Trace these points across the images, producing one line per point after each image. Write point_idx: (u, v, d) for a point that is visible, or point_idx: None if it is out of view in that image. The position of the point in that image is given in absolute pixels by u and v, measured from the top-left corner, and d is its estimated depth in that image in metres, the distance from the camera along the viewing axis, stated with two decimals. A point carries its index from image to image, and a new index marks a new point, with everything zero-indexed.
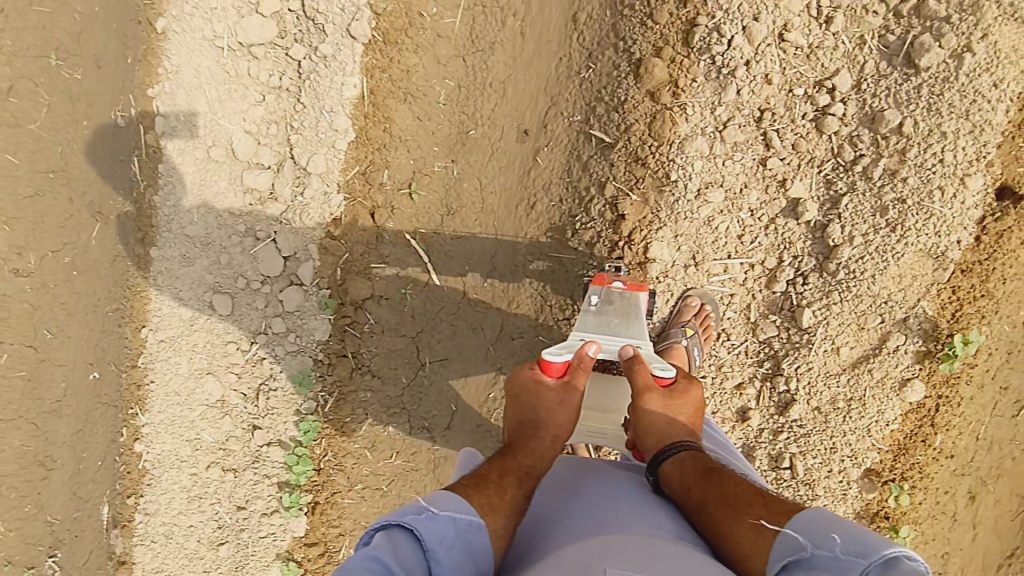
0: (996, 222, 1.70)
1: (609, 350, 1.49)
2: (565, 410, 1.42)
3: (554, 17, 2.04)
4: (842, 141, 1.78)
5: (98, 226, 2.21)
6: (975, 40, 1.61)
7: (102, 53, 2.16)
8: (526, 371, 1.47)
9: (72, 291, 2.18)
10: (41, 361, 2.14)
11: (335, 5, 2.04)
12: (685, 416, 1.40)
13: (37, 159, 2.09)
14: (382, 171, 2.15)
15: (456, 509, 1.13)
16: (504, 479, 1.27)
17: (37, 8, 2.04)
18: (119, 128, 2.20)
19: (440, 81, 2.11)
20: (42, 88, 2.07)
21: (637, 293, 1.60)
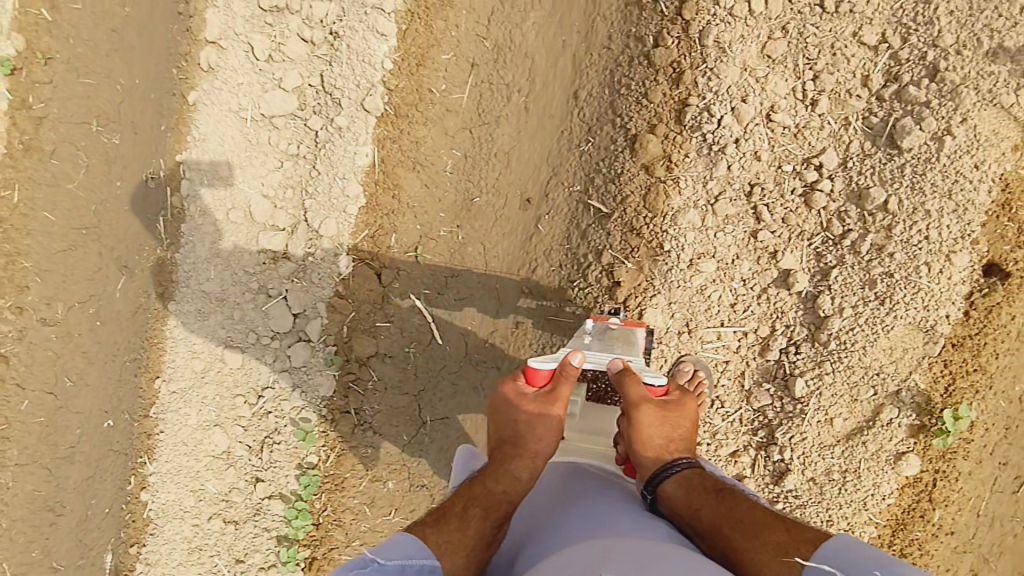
0: (985, 298, 1.72)
1: (596, 361, 1.45)
2: (544, 423, 1.39)
3: (556, 94, 2.17)
4: (830, 215, 1.84)
5: (123, 279, 2.32)
6: (955, 124, 1.68)
7: (138, 120, 2.33)
8: (508, 385, 1.47)
9: (93, 340, 2.28)
10: (59, 408, 2.23)
11: (351, 81, 2.18)
12: (681, 429, 1.41)
13: (71, 217, 2.23)
14: (390, 235, 2.25)
15: (404, 555, 1.14)
16: (468, 511, 1.28)
17: (83, 80, 2.23)
18: (147, 190, 2.34)
19: (447, 151, 2.23)
20: (82, 151, 2.24)
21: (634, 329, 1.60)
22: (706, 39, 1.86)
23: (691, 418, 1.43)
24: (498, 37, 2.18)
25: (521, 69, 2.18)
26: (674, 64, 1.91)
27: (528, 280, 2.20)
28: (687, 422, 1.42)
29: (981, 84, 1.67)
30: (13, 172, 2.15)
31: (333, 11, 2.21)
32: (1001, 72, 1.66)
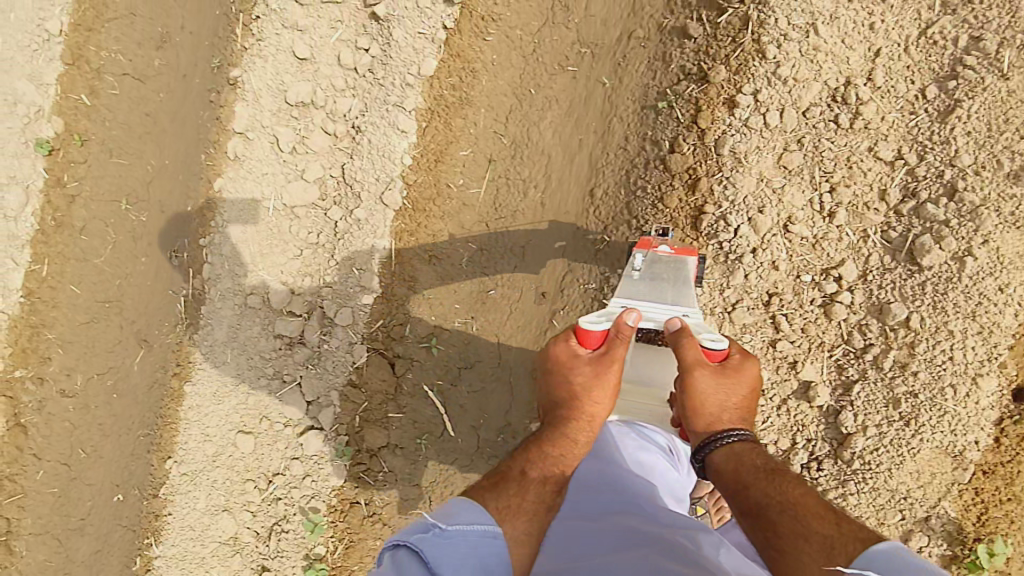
0: (1016, 424, 1.65)
1: (653, 319, 1.49)
2: (599, 384, 1.41)
3: (572, 191, 2.18)
4: (850, 327, 1.79)
5: (142, 351, 2.42)
6: (975, 245, 1.65)
7: (166, 198, 2.43)
8: (561, 345, 1.46)
9: (109, 413, 2.41)
10: (72, 479, 2.40)
11: (372, 175, 2.24)
12: (736, 397, 1.39)
13: (97, 290, 2.40)
14: (404, 325, 2.26)
15: (468, 520, 1.19)
16: (526, 475, 1.34)
17: (116, 160, 2.42)
18: (170, 267, 2.42)
19: (464, 243, 2.24)
20: (111, 228, 2.41)
21: (685, 258, 1.60)
22: (722, 149, 1.87)
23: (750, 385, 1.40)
24: (515, 133, 2.22)
25: (538, 165, 2.21)
26: (690, 171, 1.92)
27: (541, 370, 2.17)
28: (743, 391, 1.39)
29: (1003, 205, 1.64)
30: (46, 246, 2.38)
31: (356, 107, 2.28)
32: (1023, 195, 1.63)
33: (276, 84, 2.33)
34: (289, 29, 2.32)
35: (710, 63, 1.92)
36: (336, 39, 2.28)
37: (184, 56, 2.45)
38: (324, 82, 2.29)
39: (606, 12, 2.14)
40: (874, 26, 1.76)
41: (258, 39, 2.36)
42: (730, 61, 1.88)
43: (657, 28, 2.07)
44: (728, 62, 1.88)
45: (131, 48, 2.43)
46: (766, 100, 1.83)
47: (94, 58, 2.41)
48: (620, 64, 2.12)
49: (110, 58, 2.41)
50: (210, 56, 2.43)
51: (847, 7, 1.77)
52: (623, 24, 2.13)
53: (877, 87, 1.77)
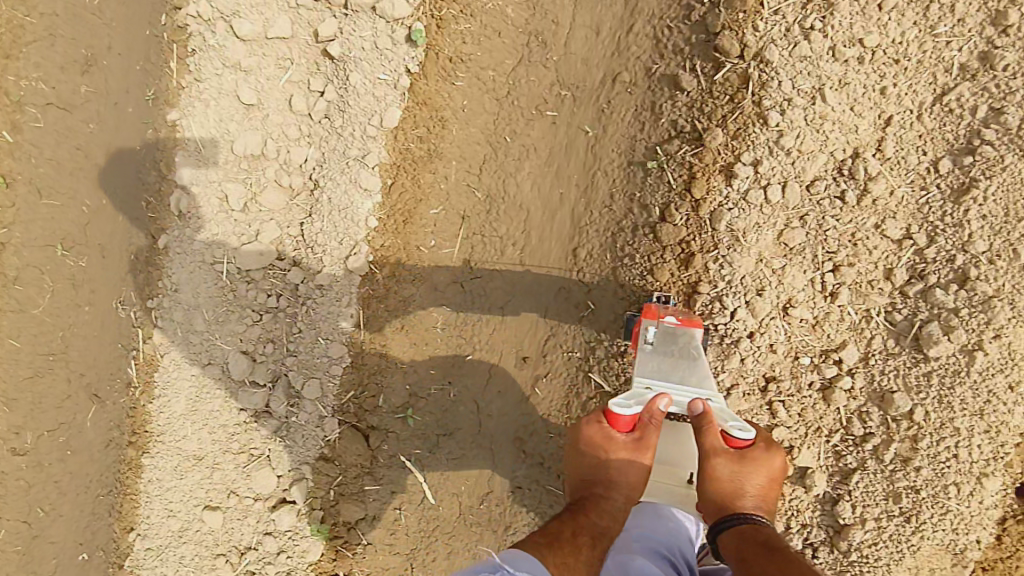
0: (1018, 522, 1.62)
1: (678, 403, 1.38)
2: (635, 468, 1.36)
3: (553, 249, 1.96)
4: (850, 414, 1.69)
5: (94, 407, 2.19)
6: (987, 339, 1.55)
7: (108, 242, 2.17)
8: (592, 427, 1.40)
9: (65, 470, 2.16)
10: (34, 538, 2.13)
11: (334, 239, 2.05)
12: (757, 485, 1.31)
13: (39, 341, 2.11)
14: (377, 396, 2.09)
15: (533, 573, 1.15)
16: (578, 538, 1.27)
17: (47, 202, 2.09)
18: (117, 320, 2.19)
19: (437, 306, 2.05)
20: (47, 275, 2.11)
21: (692, 329, 1.50)
22: (718, 224, 1.72)
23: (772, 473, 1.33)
24: (489, 186, 2.01)
25: (516, 221, 2.00)
26: (683, 244, 1.76)
27: (525, 440, 2.01)
28: (763, 477, 1.32)
29: (1016, 299, 1.54)
30: None
31: (313, 157, 2.08)
32: None
33: (221, 133, 2.12)
34: (230, 69, 2.10)
35: (706, 123, 1.74)
36: (286, 80, 2.07)
37: (113, 80, 2.14)
38: (276, 132, 2.09)
39: (588, 50, 1.92)
40: (885, 91, 1.63)
41: (195, 78, 2.13)
42: (728, 124, 1.71)
43: (645, 72, 1.85)
44: (725, 124, 1.72)
45: (53, 74, 2.07)
46: (767, 172, 1.68)
47: (12, 88, 2.04)
48: (604, 111, 1.90)
49: (27, 87, 2.05)
50: (143, 84, 2.15)
51: (858, 71, 1.63)
52: (607, 65, 1.90)
53: (887, 159, 1.64)
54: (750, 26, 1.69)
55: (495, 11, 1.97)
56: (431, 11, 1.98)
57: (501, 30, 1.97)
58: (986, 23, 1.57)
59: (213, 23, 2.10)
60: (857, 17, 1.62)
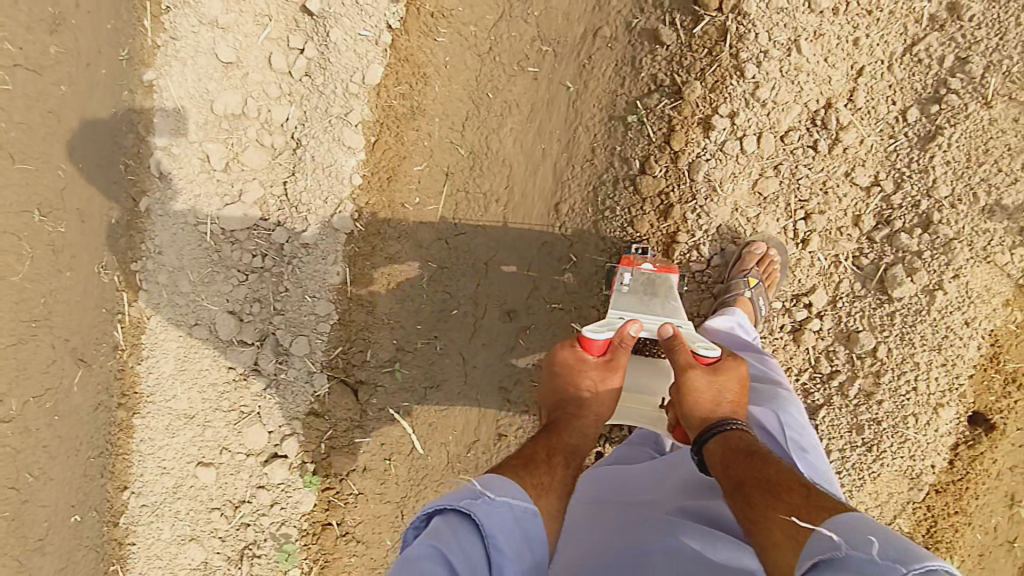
0: (970, 448, 1.73)
1: (649, 328, 1.44)
2: (605, 389, 1.42)
3: (536, 205, 2.01)
4: (819, 354, 1.79)
5: (80, 372, 2.18)
6: (946, 279, 1.65)
7: (85, 207, 2.15)
8: (566, 350, 1.44)
9: (54, 435, 2.15)
10: (24, 503, 2.11)
11: (319, 197, 2.07)
12: (731, 393, 1.34)
13: (19, 310, 2.08)
14: (365, 350, 2.14)
15: (515, 497, 1.14)
16: (552, 457, 1.31)
17: (20, 166, 2.05)
18: (100, 284, 2.19)
19: (423, 263, 2.09)
20: (25, 242, 2.08)
21: (669, 274, 1.54)
22: (696, 175, 1.78)
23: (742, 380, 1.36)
24: (473, 143, 2.04)
25: (499, 177, 2.03)
26: (662, 195, 1.83)
27: (511, 388, 2.08)
28: (735, 384, 1.34)
29: (975, 240, 1.63)
30: None
31: (294, 117, 2.08)
32: (995, 230, 1.62)
33: (198, 93, 2.10)
34: (207, 26, 2.08)
35: (685, 76, 1.78)
36: (264, 37, 2.06)
37: (84, 40, 2.10)
38: (255, 90, 2.08)
39: (569, 5, 1.94)
40: (858, 42, 1.67)
41: (171, 36, 2.10)
42: (706, 77, 1.76)
43: (625, 27, 1.89)
44: (704, 77, 1.76)
45: (18, 33, 2.01)
46: (743, 124, 1.74)
47: None
48: (585, 66, 1.93)
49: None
50: (116, 44, 2.13)
51: (832, 23, 1.67)
52: (588, 20, 1.93)
53: (858, 109, 1.70)
54: None
55: None
56: None
57: None
58: None
59: None
60: None
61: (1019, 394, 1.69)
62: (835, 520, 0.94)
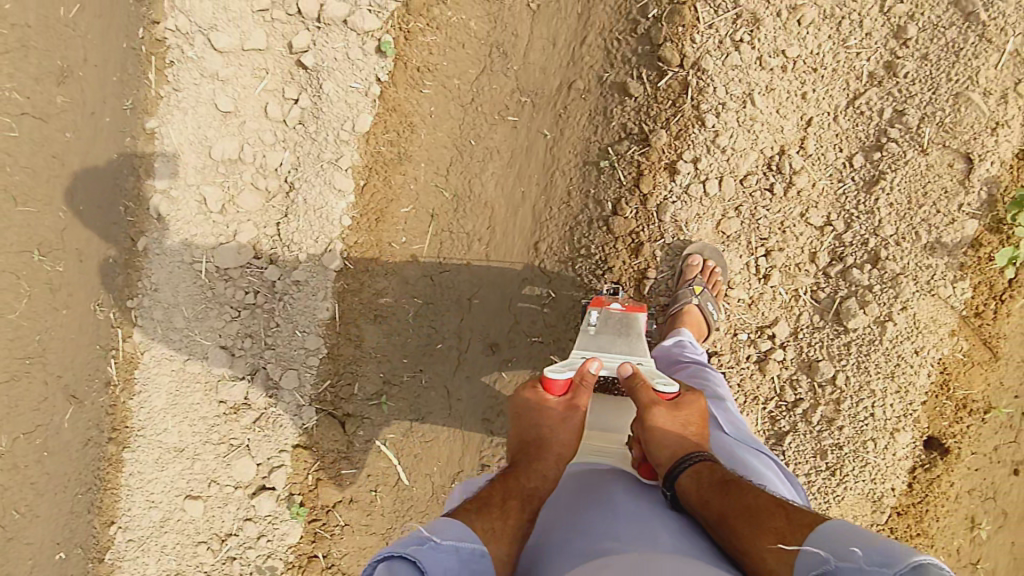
0: (927, 472, 1.82)
1: (609, 367, 1.47)
2: (567, 428, 1.36)
3: (516, 243, 2.14)
4: (784, 383, 1.89)
5: (72, 408, 2.25)
6: (895, 311, 1.77)
7: (84, 247, 2.25)
8: (528, 392, 1.41)
9: (42, 471, 2.22)
10: (7, 540, 2.17)
11: (310, 236, 2.17)
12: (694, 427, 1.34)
13: (14, 349, 2.17)
14: (352, 384, 2.23)
15: (461, 540, 1.14)
16: (507, 502, 1.26)
17: (22, 209, 2.17)
18: (96, 321, 2.27)
19: (408, 299, 2.19)
20: (23, 280, 2.19)
21: (635, 314, 1.60)
22: (663, 216, 1.92)
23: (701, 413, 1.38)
24: (456, 186, 2.17)
25: (481, 218, 2.16)
26: (633, 234, 1.96)
27: (493, 419, 2.16)
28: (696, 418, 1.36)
29: (919, 275, 1.76)
30: None
31: (288, 162, 2.20)
32: (938, 265, 1.75)
33: (198, 139, 2.21)
34: (208, 79, 2.20)
35: (651, 125, 1.93)
36: (261, 89, 2.18)
37: (91, 91, 2.23)
38: (252, 138, 2.20)
39: (545, 60, 2.10)
40: (806, 96, 1.83)
41: (175, 88, 2.22)
42: (670, 125, 1.90)
43: (597, 80, 2.04)
44: (669, 125, 1.91)
45: (27, 84, 2.16)
46: (705, 168, 1.88)
47: None
48: (561, 115, 2.09)
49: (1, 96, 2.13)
50: (120, 95, 2.25)
51: (782, 78, 1.83)
52: (563, 74, 2.09)
53: (809, 155, 1.84)
54: (688, 38, 1.87)
55: (459, 24, 2.13)
56: (399, 25, 2.11)
57: (464, 42, 2.14)
58: (890, 36, 1.77)
59: (191, 36, 2.19)
60: (780, 31, 1.81)
61: (969, 420, 1.80)
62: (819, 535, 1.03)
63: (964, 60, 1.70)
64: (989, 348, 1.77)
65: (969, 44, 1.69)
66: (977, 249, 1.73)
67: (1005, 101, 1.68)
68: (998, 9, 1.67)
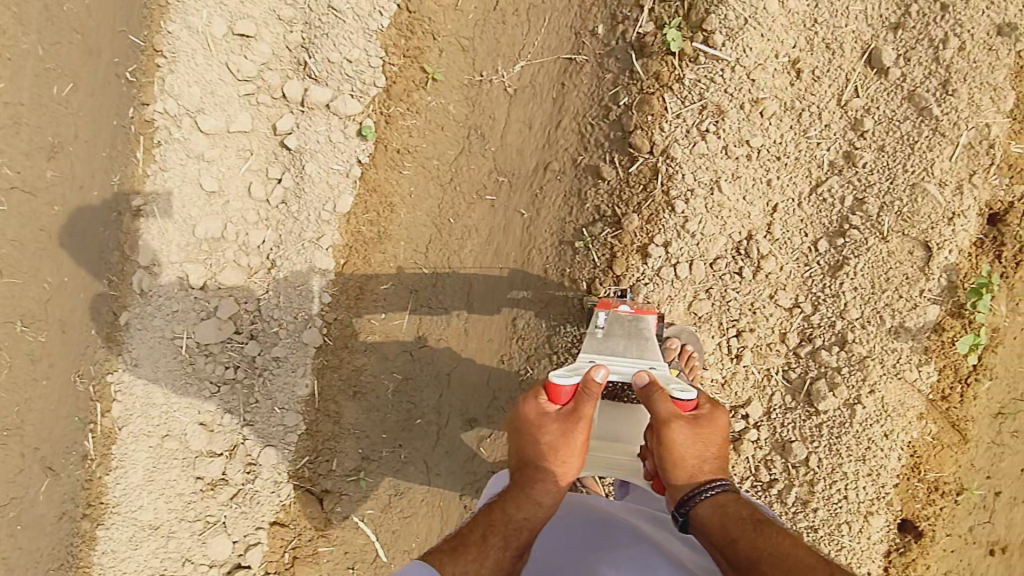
0: (902, 555, 1.83)
1: (620, 372, 1.37)
2: (568, 446, 1.25)
3: (493, 318, 2.17)
4: (758, 463, 1.90)
5: (48, 480, 2.23)
6: (864, 394, 1.80)
7: (67, 317, 2.25)
8: (528, 402, 1.30)
9: (14, 547, 2.17)
10: None
11: (288, 312, 2.21)
12: (717, 447, 1.25)
13: None
14: (331, 460, 2.23)
15: None
16: (487, 540, 1.22)
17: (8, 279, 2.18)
18: (73, 394, 2.25)
19: (388, 374, 2.22)
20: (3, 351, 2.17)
21: (645, 315, 1.50)
22: (637, 297, 1.96)
23: (725, 431, 1.28)
24: (436, 263, 2.21)
25: (460, 293, 2.20)
26: None
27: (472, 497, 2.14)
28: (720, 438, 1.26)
29: (886, 359, 1.79)
30: None
31: (270, 239, 2.24)
32: (902, 349, 1.78)
33: (183, 218, 2.24)
34: (194, 159, 2.24)
35: (623, 208, 1.98)
36: (246, 169, 2.24)
37: (81, 166, 2.25)
38: (236, 217, 2.24)
39: (522, 142, 2.17)
40: (771, 183, 1.89)
41: (161, 168, 2.25)
42: (642, 210, 1.95)
43: (572, 163, 2.11)
44: (640, 209, 1.96)
45: (17, 159, 2.17)
46: (676, 253, 1.93)
47: None
48: (537, 196, 2.14)
49: None
50: (108, 170, 2.26)
51: (747, 167, 1.89)
52: (539, 155, 2.16)
53: (776, 239, 1.90)
54: (657, 126, 1.94)
55: (439, 108, 2.20)
56: (380, 109, 2.18)
57: (444, 124, 2.21)
58: (847, 128, 1.85)
59: (179, 119, 2.24)
60: (743, 122, 1.88)
61: (942, 501, 1.82)
62: None
63: (919, 153, 1.77)
64: (957, 431, 1.80)
65: (923, 137, 1.77)
66: (940, 333, 1.77)
67: (959, 192, 1.76)
68: (951, 105, 1.75)
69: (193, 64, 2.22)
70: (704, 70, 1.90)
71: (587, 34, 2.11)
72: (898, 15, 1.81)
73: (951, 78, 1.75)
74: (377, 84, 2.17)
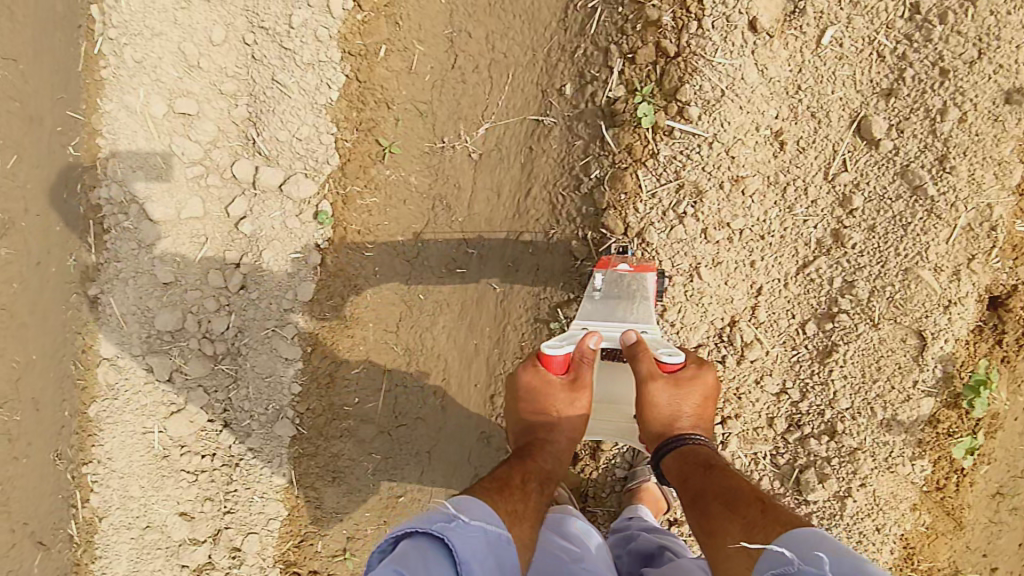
0: None
1: (610, 338, 1.43)
2: (575, 409, 1.41)
3: (472, 397, 2.07)
4: None
5: (40, 553, 2.17)
6: (854, 487, 1.72)
7: (40, 396, 2.14)
8: (531, 374, 1.41)
9: None
10: None
11: (260, 403, 2.14)
12: (693, 404, 1.36)
13: None
14: (315, 542, 2.18)
15: (484, 520, 1.15)
16: (527, 483, 1.31)
17: None
18: (56, 468, 2.17)
19: (366, 456, 2.14)
20: None
21: (645, 273, 1.50)
22: None
23: (705, 393, 1.36)
24: (407, 341, 2.11)
25: (434, 369, 2.10)
26: None
27: None
28: (698, 397, 1.36)
29: (878, 452, 1.71)
30: None
31: (232, 328, 2.13)
32: (895, 442, 1.70)
33: (141, 309, 2.13)
34: (145, 249, 2.11)
35: None
36: (202, 256, 2.11)
37: (35, 242, 2.10)
38: (195, 306, 2.12)
39: (491, 211, 2.02)
40: (755, 264, 1.76)
41: (114, 258, 2.13)
42: None
43: (543, 235, 1.95)
44: None
45: None
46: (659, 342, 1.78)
47: None
48: (511, 266, 2.00)
49: None
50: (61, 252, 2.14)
51: (729, 251, 1.76)
52: (509, 225, 2.00)
53: (760, 323, 1.78)
54: (631, 207, 1.79)
55: (399, 181, 2.07)
56: (336, 189, 2.06)
57: (406, 198, 2.07)
58: (835, 204, 1.72)
59: (124, 205, 2.10)
60: (724, 202, 1.74)
61: None
62: (787, 536, 1.02)
63: (912, 235, 1.65)
64: (952, 519, 1.74)
65: (917, 219, 1.64)
66: (934, 425, 1.69)
67: (956, 278, 1.64)
68: (948, 183, 1.61)
69: (136, 146, 2.08)
70: (680, 144, 1.74)
71: (555, 93, 1.93)
72: (890, 80, 1.66)
73: (948, 153, 1.61)
74: (330, 162, 2.05)
